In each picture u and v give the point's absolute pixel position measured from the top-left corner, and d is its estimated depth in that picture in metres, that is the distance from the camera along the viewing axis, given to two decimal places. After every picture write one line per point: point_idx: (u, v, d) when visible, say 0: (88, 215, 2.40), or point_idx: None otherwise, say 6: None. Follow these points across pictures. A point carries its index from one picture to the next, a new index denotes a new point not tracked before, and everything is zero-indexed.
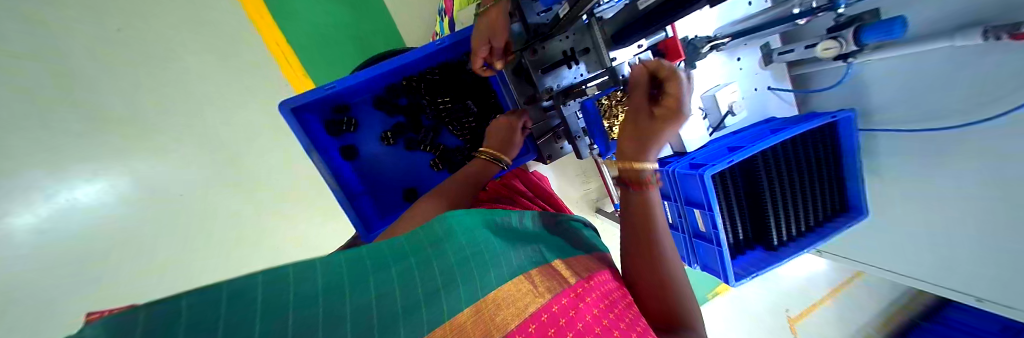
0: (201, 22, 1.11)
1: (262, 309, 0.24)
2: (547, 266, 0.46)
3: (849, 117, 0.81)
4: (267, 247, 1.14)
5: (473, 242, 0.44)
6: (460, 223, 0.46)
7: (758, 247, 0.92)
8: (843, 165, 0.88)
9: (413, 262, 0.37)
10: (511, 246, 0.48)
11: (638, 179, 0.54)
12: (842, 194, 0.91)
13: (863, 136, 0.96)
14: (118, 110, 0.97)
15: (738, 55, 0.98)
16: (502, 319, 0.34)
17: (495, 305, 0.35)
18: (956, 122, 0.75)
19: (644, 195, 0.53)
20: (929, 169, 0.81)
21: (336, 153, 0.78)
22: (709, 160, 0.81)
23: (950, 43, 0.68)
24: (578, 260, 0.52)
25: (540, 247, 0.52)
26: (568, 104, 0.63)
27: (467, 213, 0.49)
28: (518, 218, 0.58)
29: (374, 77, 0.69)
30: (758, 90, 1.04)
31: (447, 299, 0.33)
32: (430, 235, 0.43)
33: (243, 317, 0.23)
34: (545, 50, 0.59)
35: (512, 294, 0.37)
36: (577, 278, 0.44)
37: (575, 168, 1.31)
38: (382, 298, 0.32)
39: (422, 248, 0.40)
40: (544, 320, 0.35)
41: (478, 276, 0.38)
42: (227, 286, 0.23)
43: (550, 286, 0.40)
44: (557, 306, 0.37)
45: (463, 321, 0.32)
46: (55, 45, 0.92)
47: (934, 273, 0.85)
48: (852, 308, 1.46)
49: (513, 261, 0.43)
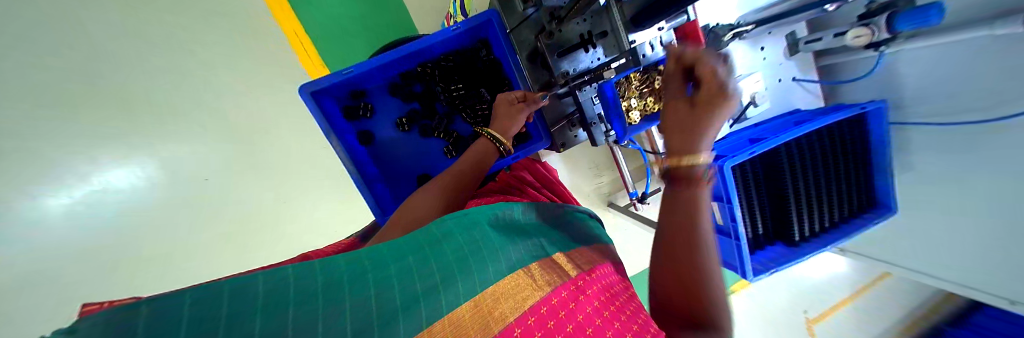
0: (219, 15, 1.15)
1: (262, 313, 0.23)
2: (547, 259, 0.47)
3: (880, 108, 0.77)
4: (284, 232, 1.18)
5: (472, 239, 0.44)
6: (455, 226, 0.46)
7: (778, 243, 0.89)
8: (872, 161, 0.83)
9: (413, 261, 0.37)
10: (510, 241, 0.48)
11: (688, 178, 0.42)
12: (870, 191, 0.87)
13: (894, 129, 0.90)
14: (144, 99, 1.03)
15: (761, 44, 0.93)
16: (502, 312, 0.34)
17: (494, 299, 0.35)
18: (1009, 112, 0.67)
19: (695, 199, 0.42)
20: (971, 165, 0.75)
21: (353, 137, 0.80)
22: (728, 152, 0.79)
23: (988, 31, 0.63)
24: (581, 252, 0.53)
25: (540, 242, 0.53)
26: (584, 89, 0.63)
27: (461, 216, 0.49)
28: (518, 210, 0.59)
29: (392, 62, 0.71)
30: (782, 82, 0.99)
31: (445, 295, 0.33)
32: (428, 233, 0.43)
33: (243, 315, 0.22)
34: (562, 33, 0.59)
35: (509, 288, 0.38)
36: (578, 271, 0.45)
37: (587, 161, 1.30)
38: (381, 296, 0.31)
39: (420, 250, 0.39)
40: (544, 312, 0.35)
41: (476, 272, 0.38)
42: (228, 286, 0.23)
43: (550, 280, 0.41)
44: (556, 299, 0.37)
45: (461, 317, 0.32)
46: (85, 38, 0.98)
47: (966, 276, 0.80)
48: (879, 311, 1.39)
49: (510, 256, 0.44)
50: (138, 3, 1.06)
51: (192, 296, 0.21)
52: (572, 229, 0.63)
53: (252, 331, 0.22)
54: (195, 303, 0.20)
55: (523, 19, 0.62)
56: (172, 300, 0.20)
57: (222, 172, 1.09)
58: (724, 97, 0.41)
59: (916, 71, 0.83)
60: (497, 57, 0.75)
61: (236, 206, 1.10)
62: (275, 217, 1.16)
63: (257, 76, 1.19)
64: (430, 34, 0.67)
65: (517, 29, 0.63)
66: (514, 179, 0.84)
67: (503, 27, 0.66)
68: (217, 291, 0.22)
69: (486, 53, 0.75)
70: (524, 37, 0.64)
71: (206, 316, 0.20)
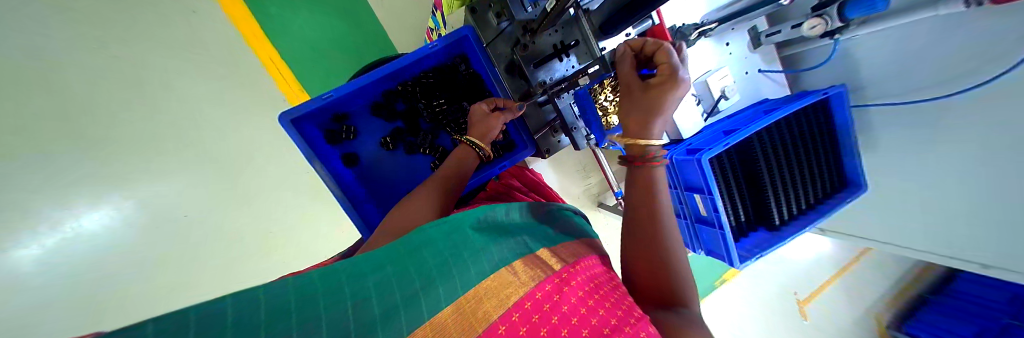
0: (186, 43, 1.11)
1: (236, 330, 0.22)
2: (531, 255, 0.47)
3: (841, 92, 0.81)
4: (272, 261, 1.14)
5: (454, 241, 0.44)
6: (436, 229, 0.46)
7: (760, 229, 0.93)
8: (839, 141, 0.88)
9: (391, 270, 0.37)
10: (494, 241, 0.49)
11: (643, 156, 0.52)
12: (841, 170, 0.91)
13: (856, 111, 0.96)
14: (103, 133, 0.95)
15: (726, 40, 0.99)
16: (485, 311, 0.34)
17: (477, 300, 0.36)
18: (969, 83, 0.71)
19: (651, 172, 0.52)
20: (924, 136, 0.81)
21: (338, 160, 0.80)
22: (705, 145, 0.82)
23: (933, 12, 0.68)
24: (566, 246, 0.54)
25: (525, 239, 0.53)
26: (562, 96, 0.65)
27: (445, 217, 0.49)
28: (502, 211, 0.59)
29: (372, 82, 0.71)
30: (749, 74, 1.05)
31: (426, 302, 0.33)
32: (408, 239, 0.43)
33: (217, 333, 0.21)
34: (535, 44, 0.61)
35: (493, 286, 0.38)
36: (562, 265, 0.46)
37: (574, 164, 1.32)
38: (359, 307, 0.31)
39: (399, 257, 0.39)
40: (528, 308, 0.35)
41: (456, 275, 0.38)
42: (194, 313, 0.21)
43: (534, 275, 0.41)
44: (541, 293, 0.37)
45: (443, 321, 0.32)
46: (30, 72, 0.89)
47: (932, 245, 0.86)
48: (861, 284, 1.50)
49: (494, 255, 0.44)
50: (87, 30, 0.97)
51: (158, 323, 0.19)
52: (557, 225, 0.65)
53: None
54: (161, 324, 0.19)
55: (498, 32, 0.64)
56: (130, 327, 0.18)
57: (202, 206, 1.05)
58: (676, 83, 0.51)
59: (873, 54, 0.88)
60: (476, 70, 0.77)
61: (219, 239, 1.06)
62: (263, 247, 1.13)
63: (233, 104, 1.16)
64: (410, 52, 0.68)
65: (493, 42, 0.65)
66: (503, 186, 0.86)
67: (479, 41, 0.68)
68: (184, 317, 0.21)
69: (466, 68, 0.76)
70: (501, 50, 0.66)
71: (174, 331, 0.19)
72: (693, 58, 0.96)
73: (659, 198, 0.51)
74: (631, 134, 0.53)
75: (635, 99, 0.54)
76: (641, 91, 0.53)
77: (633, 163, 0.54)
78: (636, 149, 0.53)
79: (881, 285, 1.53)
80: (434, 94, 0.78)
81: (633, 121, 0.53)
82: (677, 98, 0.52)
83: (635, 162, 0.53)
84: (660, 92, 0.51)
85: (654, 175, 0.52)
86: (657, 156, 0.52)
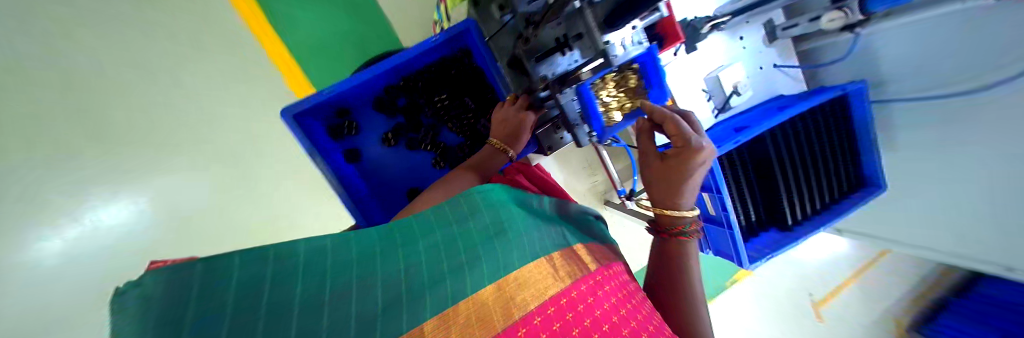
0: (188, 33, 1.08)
1: (304, 276, 0.27)
2: (569, 249, 0.43)
3: (861, 88, 0.77)
4: None
5: (495, 222, 0.41)
6: (483, 200, 0.44)
7: (772, 229, 0.89)
8: (858, 139, 0.84)
9: (441, 236, 0.38)
10: (540, 224, 0.46)
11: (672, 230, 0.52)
12: (860, 170, 0.88)
13: (876, 108, 0.92)
14: (118, 128, 0.97)
15: (740, 34, 0.95)
16: (523, 299, 0.33)
17: (518, 284, 0.34)
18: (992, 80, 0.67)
19: (680, 245, 0.52)
20: (948, 135, 0.77)
21: (339, 156, 0.80)
22: (715, 142, 0.78)
23: (958, 4, 0.63)
24: (596, 246, 0.50)
25: (565, 229, 0.49)
26: (563, 91, 0.63)
27: (490, 190, 0.46)
28: (543, 196, 0.55)
29: (374, 77, 0.71)
30: (763, 69, 0.98)
31: (469, 276, 0.33)
32: (456, 207, 0.42)
33: (291, 278, 0.27)
34: (537, 38, 0.59)
35: (536, 273, 0.36)
36: (597, 265, 0.42)
37: (580, 160, 1.30)
38: (409, 270, 0.33)
39: (449, 224, 0.39)
40: (563, 304, 0.33)
41: (501, 254, 0.36)
42: (275, 248, 0.28)
43: (572, 271, 0.38)
44: (576, 292, 0.35)
45: (485, 297, 0.32)
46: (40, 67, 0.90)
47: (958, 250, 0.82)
48: (879, 288, 1.45)
49: (539, 237, 0.42)
50: (96, 26, 0.98)
51: (241, 257, 0.25)
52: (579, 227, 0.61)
53: (291, 291, 0.26)
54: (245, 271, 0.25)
55: (501, 26, 0.63)
56: (220, 265, 0.24)
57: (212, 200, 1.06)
58: (692, 150, 0.47)
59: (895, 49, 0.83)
60: (479, 64, 0.75)
61: (228, 232, 1.08)
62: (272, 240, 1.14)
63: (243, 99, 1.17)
64: (410, 47, 0.68)
65: (496, 36, 0.65)
66: (508, 182, 0.80)
67: (482, 36, 0.67)
68: (264, 252, 0.27)
69: (469, 61, 0.74)
70: (504, 44, 0.66)
71: (257, 274, 0.25)
72: (704, 53, 0.94)
73: (686, 264, 0.51)
74: (658, 206, 0.52)
75: (656, 168, 0.52)
76: (659, 162, 0.51)
77: (661, 233, 0.54)
78: (663, 220, 0.52)
79: (899, 288, 1.48)
80: (434, 90, 0.77)
81: (658, 193, 0.52)
82: (701, 165, 0.48)
83: (663, 233, 0.53)
84: (678, 166, 0.48)
85: (683, 247, 0.52)
86: (685, 229, 0.51)
